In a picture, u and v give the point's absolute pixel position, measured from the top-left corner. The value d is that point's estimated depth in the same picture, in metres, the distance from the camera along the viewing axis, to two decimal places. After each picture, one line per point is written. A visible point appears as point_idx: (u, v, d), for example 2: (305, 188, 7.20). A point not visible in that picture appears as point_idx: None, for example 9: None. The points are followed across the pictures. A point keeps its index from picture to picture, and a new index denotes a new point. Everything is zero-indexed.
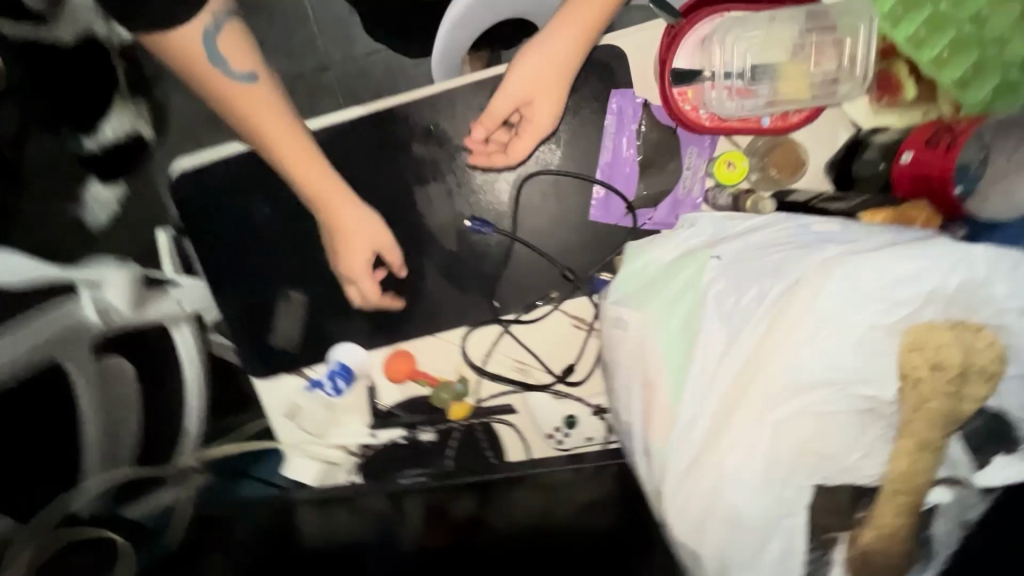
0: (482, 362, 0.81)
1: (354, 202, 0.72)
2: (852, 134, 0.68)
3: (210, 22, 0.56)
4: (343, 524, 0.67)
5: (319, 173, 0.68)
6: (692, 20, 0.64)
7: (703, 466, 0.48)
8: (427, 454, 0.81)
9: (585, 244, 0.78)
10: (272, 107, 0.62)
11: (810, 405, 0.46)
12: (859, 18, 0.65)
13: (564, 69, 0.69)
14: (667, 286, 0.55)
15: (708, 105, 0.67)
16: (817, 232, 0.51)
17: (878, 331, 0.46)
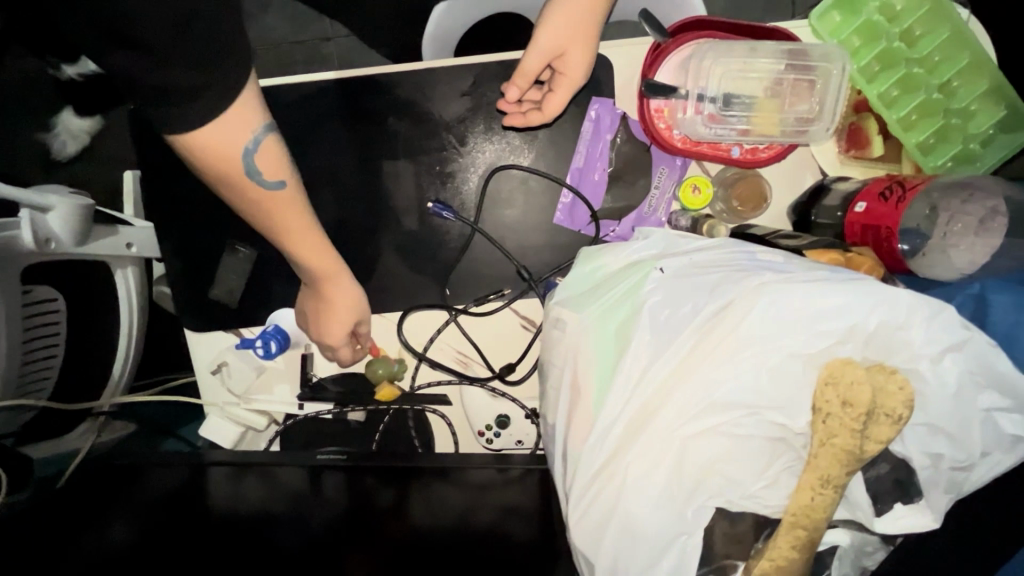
0: (423, 349, 0.80)
1: (349, 283, 0.70)
2: (817, 180, 0.70)
3: (249, 139, 0.51)
4: (253, 493, 0.70)
5: (325, 260, 0.65)
6: (676, 40, 0.65)
7: (610, 474, 0.48)
8: (353, 434, 0.81)
9: (545, 246, 0.77)
10: (297, 210, 0.58)
11: (720, 424, 0.48)
12: (836, 62, 0.65)
13: (593, 16, 0.67)
14: (607, 292, 0.54)
15: (682, 126, 0.68)
16: (759, 259, 0.51)
17: (796, 360, 0.47)
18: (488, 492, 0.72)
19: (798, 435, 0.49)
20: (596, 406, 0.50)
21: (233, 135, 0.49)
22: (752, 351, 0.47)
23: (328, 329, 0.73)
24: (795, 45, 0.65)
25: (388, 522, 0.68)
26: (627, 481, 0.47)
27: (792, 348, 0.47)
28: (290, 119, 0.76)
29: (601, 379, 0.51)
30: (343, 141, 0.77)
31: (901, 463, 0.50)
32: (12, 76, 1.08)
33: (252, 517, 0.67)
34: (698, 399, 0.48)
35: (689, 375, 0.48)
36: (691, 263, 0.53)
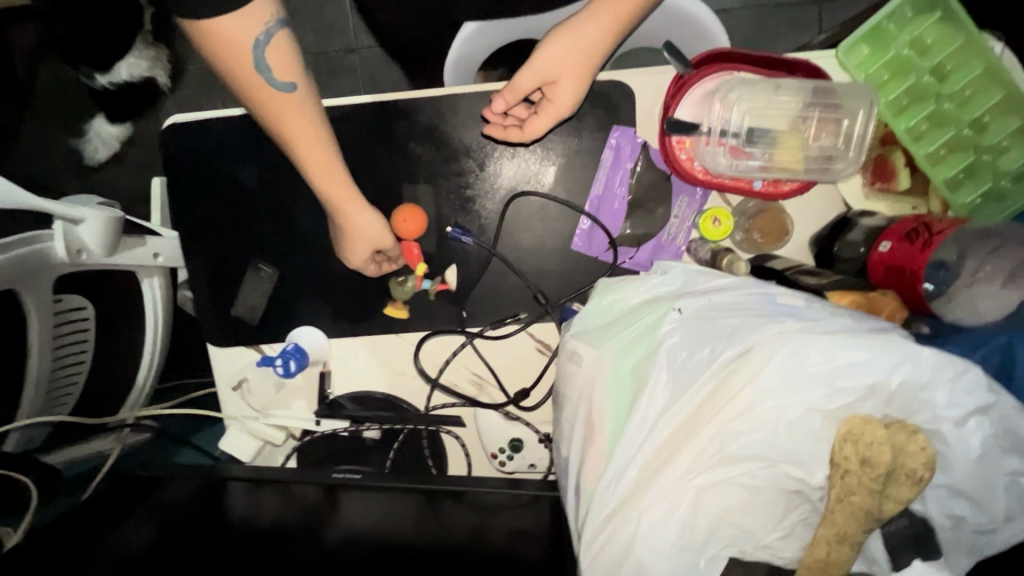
0: (439, 369, 0.81)
1: (364, 206, 0.67)
2: (841, 214, 0.69)
3: (261, 31, 0.51)
4: (268, 509, 0.72)
5: (332, 178, 0.63)
6: (700, 73, 0.65)
7: (625, 518, 0.48)
8: (368, 452, 0.83)
9: (562, 272, 0.78)
10: (305, 118, 0.57)
11: (735, 475, 0.47)
12: (861, 103, 0.65)
13: (595, 54, 0.65)
14: (625, 330, 0.54)
15: (703, 159, 0.67)
16: (780, 304, 0.50)
17: (814, 415, 0.47)
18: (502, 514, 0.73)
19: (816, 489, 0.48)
20: (612, 444, 0.51)
21: (244, 26, 0.50)
22: (770, 401, 0.47)
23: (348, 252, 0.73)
24: (821, 82, 0.64)
25: (395, 540, 0.67)
26: (640, 525, 0.47)
27: (811, 403, 0.47)
28: None
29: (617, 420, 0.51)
30: (365, 163, 0.78)
31: (921, 521, 0.48)
32: (46, 87, 1.11)
33: (265, 531, 0.69)
34: (715, 445, 0.47)
35: (707, 421, 0.48)
36: (710, 304, 0.52)
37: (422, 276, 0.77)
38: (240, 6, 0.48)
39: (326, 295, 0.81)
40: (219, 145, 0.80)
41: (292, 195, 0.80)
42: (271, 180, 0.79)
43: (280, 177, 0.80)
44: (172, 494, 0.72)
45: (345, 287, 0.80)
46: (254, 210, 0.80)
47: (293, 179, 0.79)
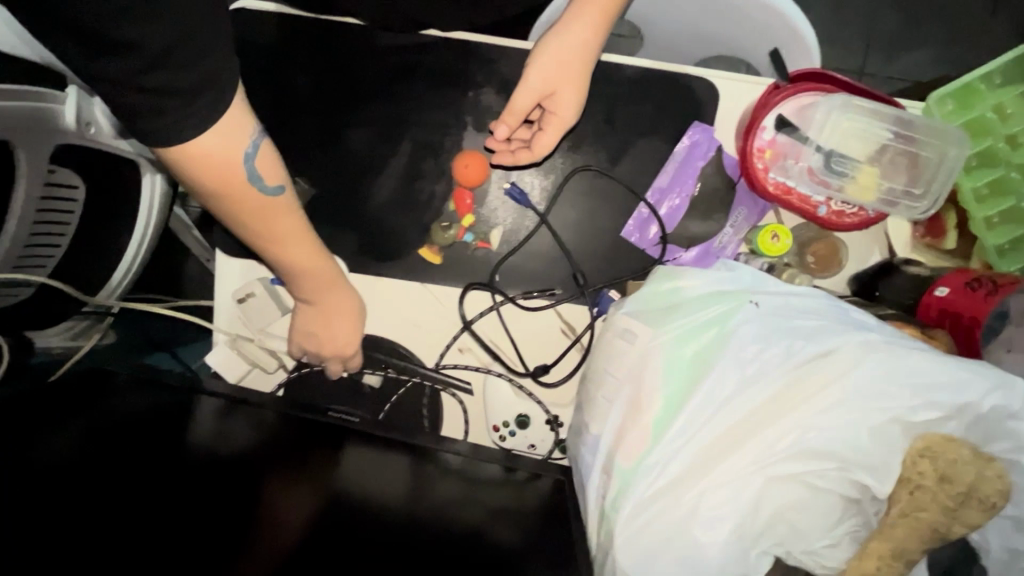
0: (459, 328, 0.77)
1: (344, 288, 0.71)
2: (884, 258, 0.70)
3: (248, 145, 0.51)
4: (237, 437, 0.65)
5: (320, 262, 0.66)
6: (795, 87, 0.65)
7: (676, 498, 0.49)
8: (363, 399, 0.78)
9: (607, 256, 0.76)
10: (292, 217, 0.59)
11: (803, 474, 0.48)
12: (949, 143, 0.65)
13: (586, 55, 0.68)
14: (691, 315, 0.54)
15: (778, 173, 0.67)
16: (857, 318, 0.52)
17: (897, 425, 0.48)
18: (484, 489, 0.66)
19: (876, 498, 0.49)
20: (663, 421, 0.51)
21: (231, 144, 0.49)
22: (847, 406, 0.48)
23: (331, 336, 0.73)
24: (907, 115, 0.65)
25: (358, 498, 0.63)
26: (693, 503, 0.48)
27: (896, 412, 0.48)
28: (383, 64, 0.75)
29: (672, 398, 0.52)
30: (432, 103, 0.75)
31: None
32: None
33: (227, 465, 0.62)
34: (783, 441, 0.48)
35: (776, 416, 0.49)
36: (788, 304, 0.53)
37: (465, 228, 0.75)
38: (219, 125, 0.47)
39: (357, 225, 0.76)
40: (283, 47, 0.75)
41: (347, 115, 0.75)
42: (329, 93, 0.75)
43: (337, 93, 0.75)
44: (133, 402, 0.66)
45: (379, 223, 0.76)
46: (303, 118, 0.76)
47: (351, 100, 0.75)
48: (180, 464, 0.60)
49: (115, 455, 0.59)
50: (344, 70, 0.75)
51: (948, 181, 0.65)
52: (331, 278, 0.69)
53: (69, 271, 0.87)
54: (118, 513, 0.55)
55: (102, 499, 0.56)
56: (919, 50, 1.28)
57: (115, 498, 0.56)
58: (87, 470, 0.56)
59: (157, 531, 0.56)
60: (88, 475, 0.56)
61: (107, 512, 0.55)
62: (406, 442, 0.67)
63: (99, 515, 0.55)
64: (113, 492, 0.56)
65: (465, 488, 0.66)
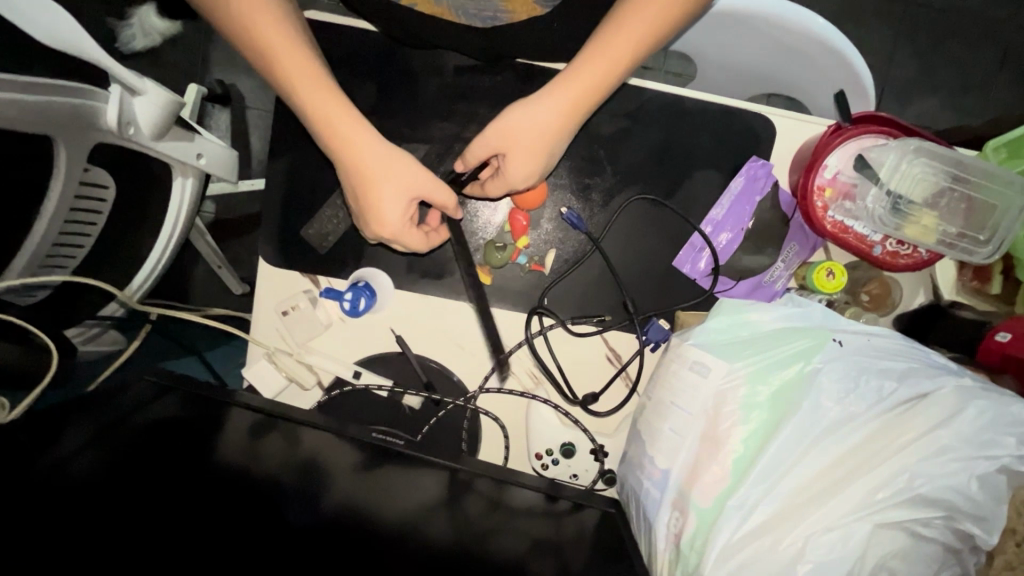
0: (506, 351, 0.75)
1: (375, 135, 0.62)
2: (929, 299, 0.71)
3: None
4: (275, 457, 0.61)
5: (327, 95, 0.60)
6: (861, 128, 0.67)
7: (780, 541, 0.49)
8: (401, 420, 0.75)
9: (659, 284, 0.75)
10: (274, 16, 0.56)
11: (907, 523, 0.50)
12: (1013, 198, 0.66)
13: (551, 133, 0.63)
14: (778, 349, 0.54)
15: (837, 212, 0.68)
16: (937, 360, 0.55)
17: (1001, 476, 0.50)
18: (521, 520, 0.62)
19: (979, 548, 0.51)
20: (747, 456, 0.52)
21: None
22: (947, 455, 0.50)
23: (375, 209, 0.64)
24: (968, 159, 0.67)
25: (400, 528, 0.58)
26: (797, 545, 0.49)
27: (1003, 461, 0.50)
28: (444, 81, 0.75)
29: (753, 436, 0.52)
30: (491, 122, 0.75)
31: None
32: None
33: (267, 487, 0.58)
34: (890, 486, 0.50)
35: (876, 460, 0.51)
36: (869, 343, 0.55)
37: (519, 249, 0.74)
38: None
39: None
40: (344, 60, 0.76)
41: (403, 130, 0.75)
42: (388, 106, 0.75)
43: (396, 107, 0.75)
44: (149, 417, 0.60)
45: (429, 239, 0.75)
46: None
47: (410, 116, 0.75)
48: (214, 484, 0.57)
49: (145, 468, 0.55)
50: (405, 85, 0.76)
51: (1013, 231, 0.66)
52: (353, 115, 0.62)
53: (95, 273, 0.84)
54: (138, 521, 0.52)
55: (132, 516, 0.52)
56: (931, 97, 1.33)
57: (147, 514, 0.53)
58: (118, 488, 0.52)
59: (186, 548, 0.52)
60: (112, 493, 0.52)
61: (138, 527, 0.51)
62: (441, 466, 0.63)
63: (127, 527, 0.51)
64: (143, 505, 0.53)
65: (494, 511, 0.62)
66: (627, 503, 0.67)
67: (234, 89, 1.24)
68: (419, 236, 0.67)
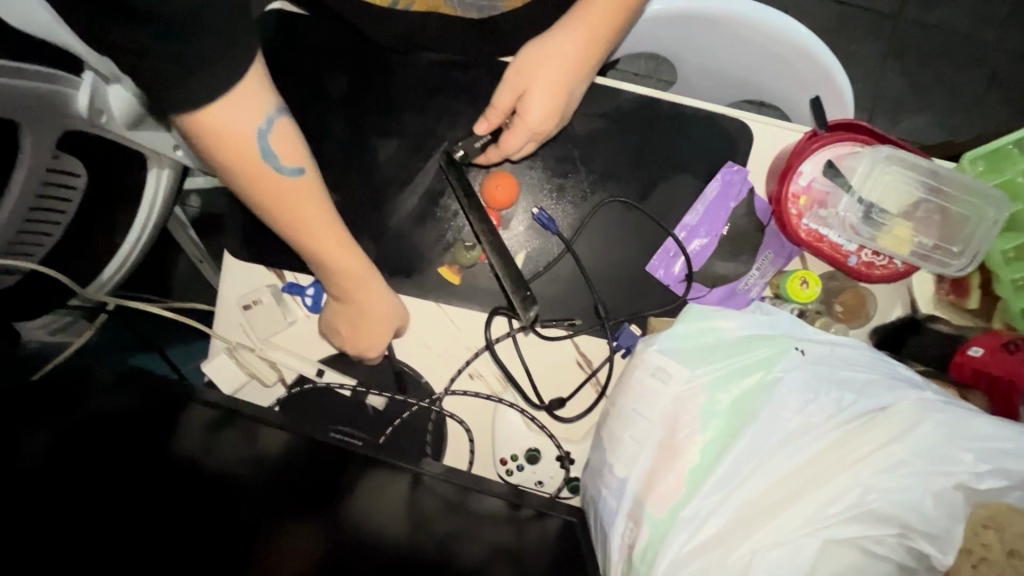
0: (473, 353, 0.73)
1: (379, 285, 0.67)
2: (906, 312, 0.70)
3: (262, 121, 0.52)
4: (231, 452, 0.59)
5: (345, 256, 0.63)
6: (836, 134, 0.66)
7: (731, 554, 0.48)
8: (363, 420, 0.73)
9: (632, 290, 0.73)
10: (316, 199, 0.59)
11: (859, 538, 0.49)
12: (989, 208, 0.65)
13: (570, 66, 0.67)
14: (739, 356, 0.53)
15: (811, 220, 0.67)
16: (901, 373, 0.54)
17: (959, 493, 0.49)
18: (480, 525, 0.59)
19: (936, 569, 0.49)
20: (703, 466, 0.51)
21: (245, 118, 0.51)
22: (904, 470, 0.49)
23: (357, 336, 0.69)
24: (942, 169, 0.66)
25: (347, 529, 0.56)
26: (746, 559, 0.48)
27: (960, 478, 0.49)
28: (420, 77, 0.74)
29: (710, 445, 0.51)
30: (467, 121, 0.74)
31: None
32: None
33: (218, 481, 0.56)
34: (845, 499, 0.49)
35: (833, 472, 0.50)
36: (832, 353, 0.54)
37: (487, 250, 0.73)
38: (235, 98, 0.49)
39: (376, 237, 0.73)
40: (319, 54, 0.75)
41: (377, 126, 0.74)
42: (362, 101, 0.74)
43: (371, 102, 0.74)
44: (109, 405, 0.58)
45: (398, 237, 0.73)
46: (334, 123, 0.74)
47: (384, 112, 0.74)
48: (164, 473, 0.54)
49: (82, 452, 0.52)
50: (381, 80, 0.74)
51: (984, 244, 0.64)
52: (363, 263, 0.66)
53: (62, 262, 0.83)
54: (99, 510, 0.50)
55: (71, 503, 0.49)
56: (922, 114, 1.32)
57: (85, 500, 0.50)
58: (50, 473, 0.48)
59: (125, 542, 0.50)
60: (62, 480, 0.49)
61: (86, 516, 0.49)
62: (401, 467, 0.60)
63: (82, 518, 0.49)
64: (89, 496, 0.50)
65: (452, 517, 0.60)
66: (588, 510, 0.65)
67: None
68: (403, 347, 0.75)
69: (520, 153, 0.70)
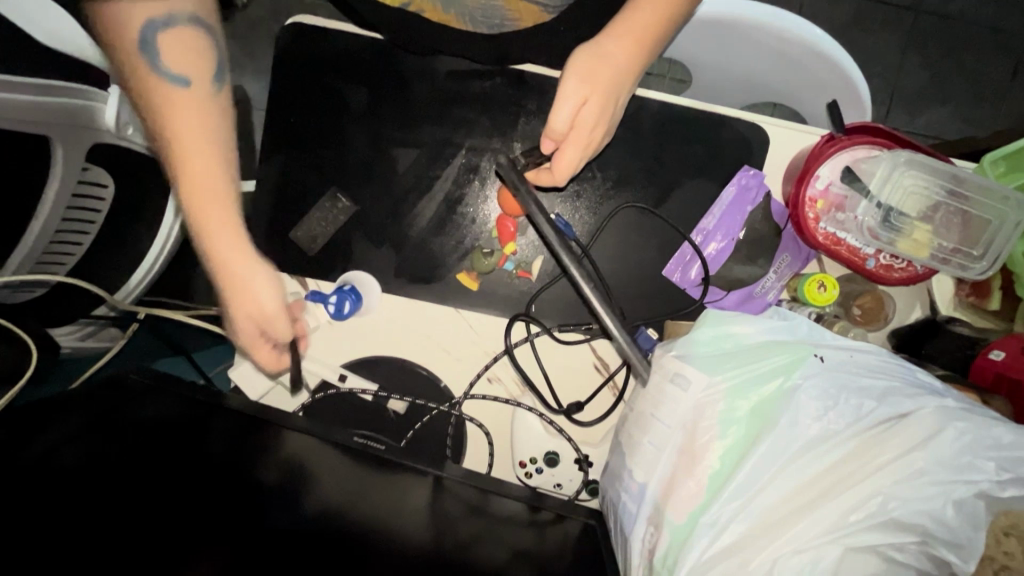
0: (492, 357, 0.74)
1: (235, 243, 0.56)
2: (926, 315, 0.70)
3: (160, 13, 0.51)
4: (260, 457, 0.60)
5: (213, 203, 0.54)
6: (853, 138, 0.65)
7: (749, 559, 0.49)
8: (385, 424, 0.74)
9: (649, 293, 0.74)
10: (200, 121, 0.53)
11: (879, 544, 0.49)
12: (1013, 211, 0.64)
13: (622, 73, 0.63)
14: (758, 362, 0.54)
15: (829, 224, 0.67)
16: (922, 379, 0.54)
17: (981, 501, 0.50)
18: (502, 529, 0.61)
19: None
20: (721, 473, 0.51)
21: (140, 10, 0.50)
22: (926, 477, 0.49)
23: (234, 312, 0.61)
24: (964, 174, 0.65)
25: (380, 529, 0.57)
26: (766, 565, 0.49)
27: (982, 487, 0.50)
28: (436, 87, 0.76)
29: (729, 452, 0.52)
30: (484, 129, 0.75)
31: None
32: None
33: (248, 483, 0.57)
34: (866, 506, 0.49)
35: (855, 478, 0.50)
36: (852, 360, 0.54)
37: (506, 255, 0.74)
38: None
39: (396, 245, 0.75)
40: (337, 64, 0.76)
41: (395, 135, 0.75)
42: (380, 111, 0.76)
43: (389, 111, 0.76)
44: (145, 414, 0.60)
45: (417, 245, 0.75)
46: (353, 133, 0.76)
47: (402, 120, 0.76)
48: (195, 477, 0.55)
49: (120, 455, 0.54)
50: (399, 90, 0.76)
51: (1006, 246, 0.64)
52: (231, 209, 0.56)
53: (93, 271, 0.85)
54: (119, 506, 0.50)
55: (92, 506, 0.49)
56: (941, 107, 1.30)
57: (112, 500, 0.50)
58: (87, 475, 0.51)
59: (151, 542, 0.49)
60: (100, 484, 0.51)
61: (108, 514, 0.49)
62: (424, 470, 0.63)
63: (104, 516, 0.49)
64: (118, 496, 0.51)
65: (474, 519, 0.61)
66: (606, 513, 0.66)
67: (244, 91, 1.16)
68: (271, 360, 0.65)
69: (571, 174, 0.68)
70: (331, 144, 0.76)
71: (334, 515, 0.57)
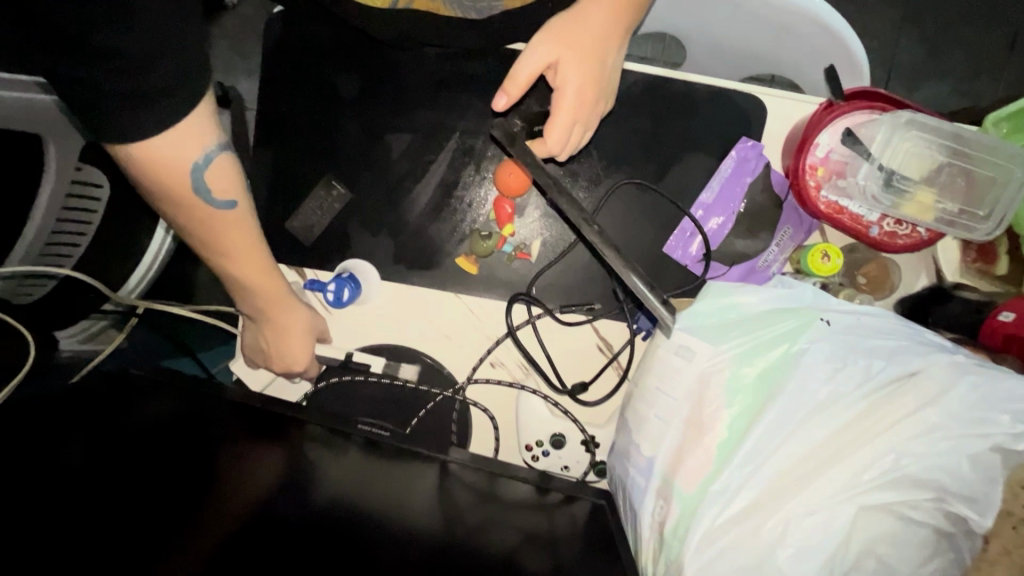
0: (494, 341, 0.73)
1: (290, 304, 0.65)
2: (931, 283, 0.68)
3: (200, 155, 0.46)
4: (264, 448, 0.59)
5: (273, 284, 0.60)
6: (852, 103, 0.64)
7: (761, 524, 0.48)
8: (389, 412, 0.73)
9: (651, 271, 0.73)
10: (248, 235, 0.53)
11: (892, 503, 0.49)
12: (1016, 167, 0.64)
13: (598, 35, 0.64)
14: (764, 328, 0.53)
15: (830, 192, 0.66)
16: (932, 338, 0.53)
17: (995, 454, 0.49)
18: (510, 513, 0.59)
19: (973, 531, 0.50)
20: (730, 440, 0.51)
21: (183, 150, 0.44)
22: (940, 434, 0.49)
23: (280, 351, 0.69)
24: (965, 132, 0.65)
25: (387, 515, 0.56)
26: (778, 527, 0.48)
27: (996, 440, 0.49)
28: (429, 70, 0.75)
29: (736, 419, 0.51)
30: (478, 111, 0.74)
31: None
32: None
33: (254, 475, 0.56)
34: (878, 466, 0.49)
35: (867, 438, 0.49)
36: (858, 322, 0.53)
37: (504, 237, 0.73)
38: (171, 129, 0.42)
39: (394, 232, 0.74)
40: (328, 54, 0.76)
41: (388, 121, 0.75)
42: (372, 97, 0.75)
43: (381, 98, 0.75)
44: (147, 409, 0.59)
45: (415, 231, 0.74)
46: (346, 121, 0.75)
47: (394, 106, 0.75)
48: (201, 471, 0.55)
49: (122, 450, 0.53)
50: (391, 75, 0.75)
51: (1011, 205, 0.64)
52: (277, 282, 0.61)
53: None
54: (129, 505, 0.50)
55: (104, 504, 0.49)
56: (940, 81, 1.29)
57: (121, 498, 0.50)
58: (89, 475, 0.50)
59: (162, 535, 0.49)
60: (104, 480, 0.50)
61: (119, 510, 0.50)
62: (427, 455, 0.61)
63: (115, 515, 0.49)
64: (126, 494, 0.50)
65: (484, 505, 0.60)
66: (617, 492, 0.63)
67: (237, 91, 1.10)
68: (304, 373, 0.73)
69: (565, 146, 0.67)
70: (325, 134, 0.75)
71: (341, 501, 0.56)
